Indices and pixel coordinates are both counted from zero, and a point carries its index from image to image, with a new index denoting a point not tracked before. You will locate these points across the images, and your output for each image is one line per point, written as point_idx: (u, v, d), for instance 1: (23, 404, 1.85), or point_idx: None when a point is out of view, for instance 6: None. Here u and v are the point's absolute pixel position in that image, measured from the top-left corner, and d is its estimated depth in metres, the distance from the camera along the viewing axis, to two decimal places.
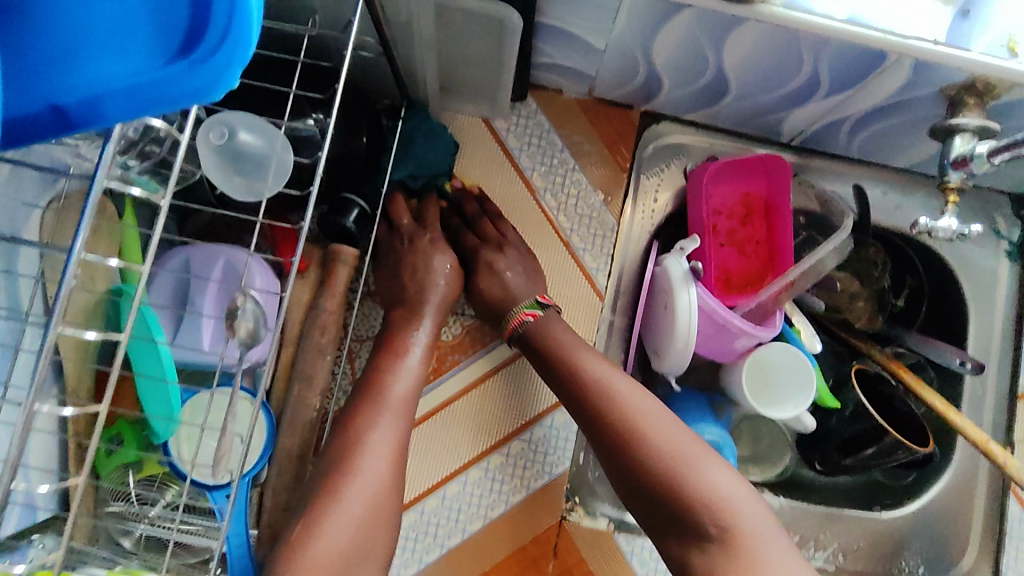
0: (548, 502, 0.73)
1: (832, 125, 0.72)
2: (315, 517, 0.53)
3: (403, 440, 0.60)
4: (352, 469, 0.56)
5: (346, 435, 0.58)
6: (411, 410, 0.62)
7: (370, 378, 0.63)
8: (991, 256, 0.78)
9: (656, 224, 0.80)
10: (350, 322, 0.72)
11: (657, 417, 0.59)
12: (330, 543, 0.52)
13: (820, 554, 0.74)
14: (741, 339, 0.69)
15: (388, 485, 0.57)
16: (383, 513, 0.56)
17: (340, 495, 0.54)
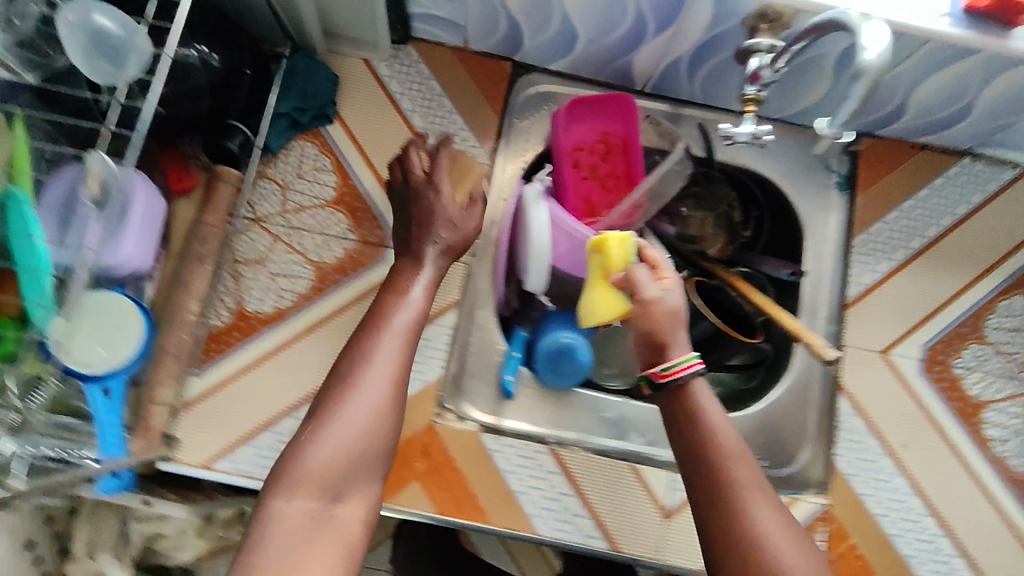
0: (420, 407, 0.79)
1: (670, 67, 0.80)
2: (321, 422, 0.55)
3: (404, 362, 0.60)
4: (353, 382, 0.57)
5: (359, 347, 0.59)
6: (413, 339, 0.62)
7: (374, 312, 0.64)
8: (823, 186, 0.87)
9: (528, 164, 0.87)
10: (236, 244, 0.79)
11: (746, 464, 0.55)
12: (330, 450, 0.53)
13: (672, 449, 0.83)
14: None
15: (387, 402, 0.57)
16: (384, 434, 0.56)
17: (341, 405, 0.55)
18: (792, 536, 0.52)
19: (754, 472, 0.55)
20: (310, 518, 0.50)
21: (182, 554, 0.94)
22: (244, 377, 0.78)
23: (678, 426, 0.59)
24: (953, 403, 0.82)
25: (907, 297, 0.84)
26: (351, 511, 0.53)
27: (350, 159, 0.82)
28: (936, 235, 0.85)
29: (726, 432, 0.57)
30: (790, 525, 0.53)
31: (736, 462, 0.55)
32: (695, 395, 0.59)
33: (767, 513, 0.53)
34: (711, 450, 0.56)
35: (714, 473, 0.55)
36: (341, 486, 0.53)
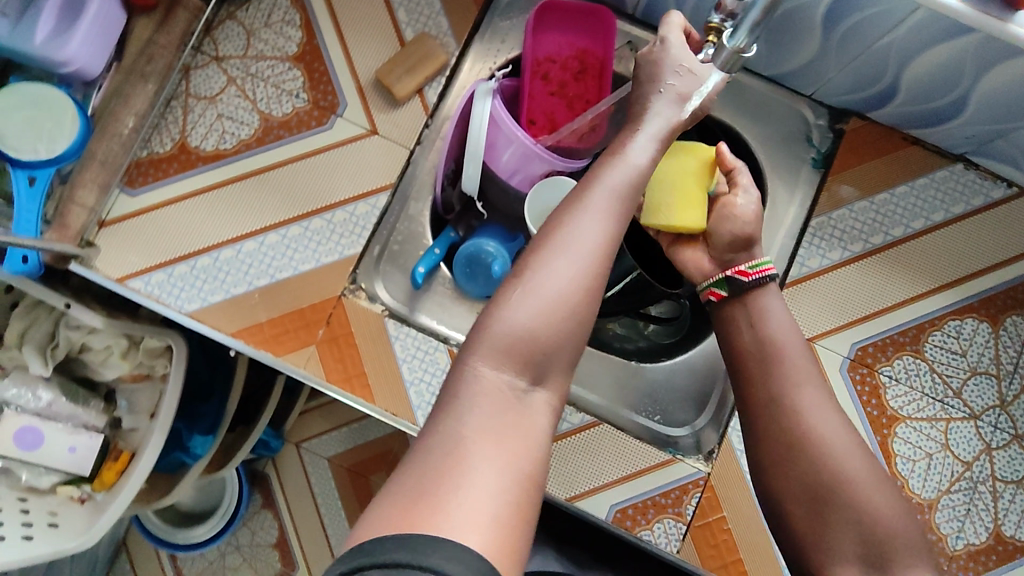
0: (332, 277, 0.78)
1: None
2: (521, 288, 0.50)
3: (616, 234, 0.54)
4: (547, 245, 0.52)
5: (548, 223, 0.54)
6: (617, 216, 0.55)
7: (586, 181, 0.57)
8: (799, 159, 0.84)
9: (498, 66, 0.84)
10: (191, 78, 0.79)
11: (798, 354, 0.64)
12: (527, 311, 0.49)
13: (586, 392, 0.81)
14: (539, 164, 0.79)
15: (595, 267, 0.51)
16: (593, 304, 0.51)
17: (548, 269, 0.50)
18: (839, 426, 0.60)
19: (808, 364, 0.63)
20: (508, 392, 0.48)
21: (107, 371, 0.97)
22: (172, 207, 0.78)
23: (753, 331, 0.65)
24: (868, 409, 0.77)
25: (851, 291, 0.79)
26: (547, 396, 0.50)
27: (319, 18, 0.81)
28: (902, 235, 0.79)
29: (792, 333, 0.65)
30: (830, 405, 0.61)
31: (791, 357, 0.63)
32: (761, 299, 0.67)
33: (809, 395, 0.61)
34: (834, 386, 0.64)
35: (763, 356, 0.64)
36: (546, 364, 0.49)
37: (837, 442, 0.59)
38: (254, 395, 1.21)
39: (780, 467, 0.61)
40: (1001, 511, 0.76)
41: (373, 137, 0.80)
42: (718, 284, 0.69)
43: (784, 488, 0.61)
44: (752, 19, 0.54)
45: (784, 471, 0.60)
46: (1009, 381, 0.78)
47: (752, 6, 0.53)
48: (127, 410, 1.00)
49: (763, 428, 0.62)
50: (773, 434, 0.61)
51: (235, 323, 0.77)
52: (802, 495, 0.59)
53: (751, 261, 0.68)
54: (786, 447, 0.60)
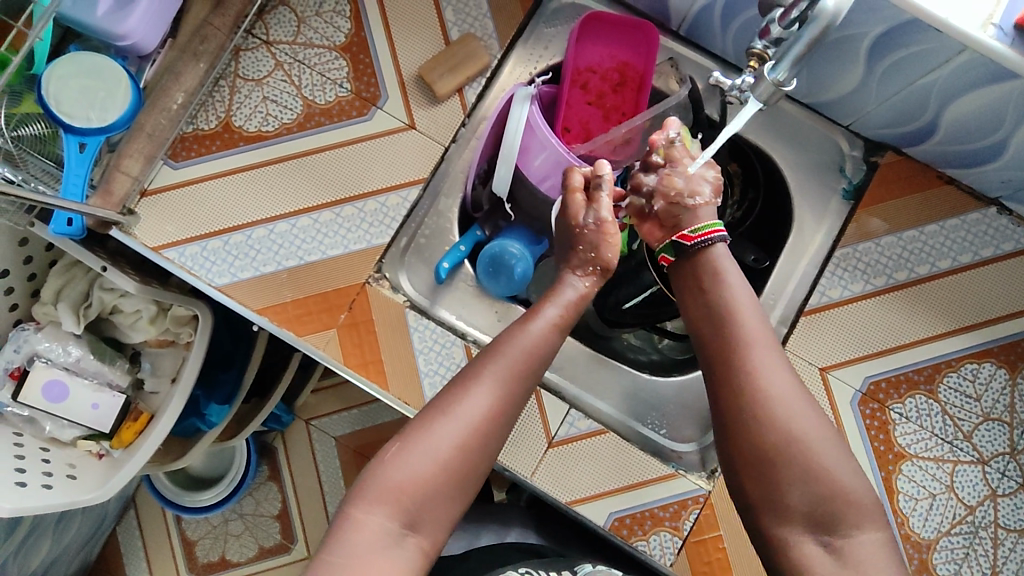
0: (358, 265, 0.80)
1: (705, 9, 0.77)
2: (405, 445, 0.56)
3: (505, 401, 0.59)
4: (445, 412, 0.58)
5: (449, 387, 0.60)
6: (516, 387, 0.60)
7: (496, 344, 0.62)
8: (828, 189, 0.84)
9: (539, 71, 0.86)
10: (241, 60, 0.82)
11: (753, 318, 0.62)
12: (411, 477, 0.55)
13: (596, 399, 0.82)
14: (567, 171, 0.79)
15: (477, 434, 0.57)
16: (467, 465, 0.57)
17: (432, 432, 0.56)
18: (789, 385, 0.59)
19: (766, 330, 0.61)
20: (384, 537, 0.53)
21: (135, 334, 1.00)
22: (213, 183, 0.80)
23: (709, 297, 0.64)
24: (875, 443, 0.77)
25: (870, 325, 0.79)
26: (420, 541, 0.55)
27: (367, 10, 0.83)
28: (926, 274, 0.79)
29: (752, 302, 0.63)
30: (784, 367, 0.60)
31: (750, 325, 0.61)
32: (713, 260, 0.66)
33: (765, 356, 0.60)
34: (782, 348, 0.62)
35: (719, 321, 0.62)
36: (420, 514, 0.55)
37: (790, 406, 0.57)
38: (271, 369, 1.24)
39: (736, 429, 0.58)
40: (999, 558, 0.76)
41: (410, 132, 0.82)
42: (666, 249, 0.70)
43: (739, 449, 0.58)
44: (797, 52, 0.54)
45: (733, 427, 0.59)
46: (1022, 430, 0.77)
47: (798, 40, 0.53)
48: (150, 373, 1.03)
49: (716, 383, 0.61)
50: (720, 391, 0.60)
51: (261, 301, 0.79)
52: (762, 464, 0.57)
53: (694, 226, 0.68)
54: (736, 405, 0.59)
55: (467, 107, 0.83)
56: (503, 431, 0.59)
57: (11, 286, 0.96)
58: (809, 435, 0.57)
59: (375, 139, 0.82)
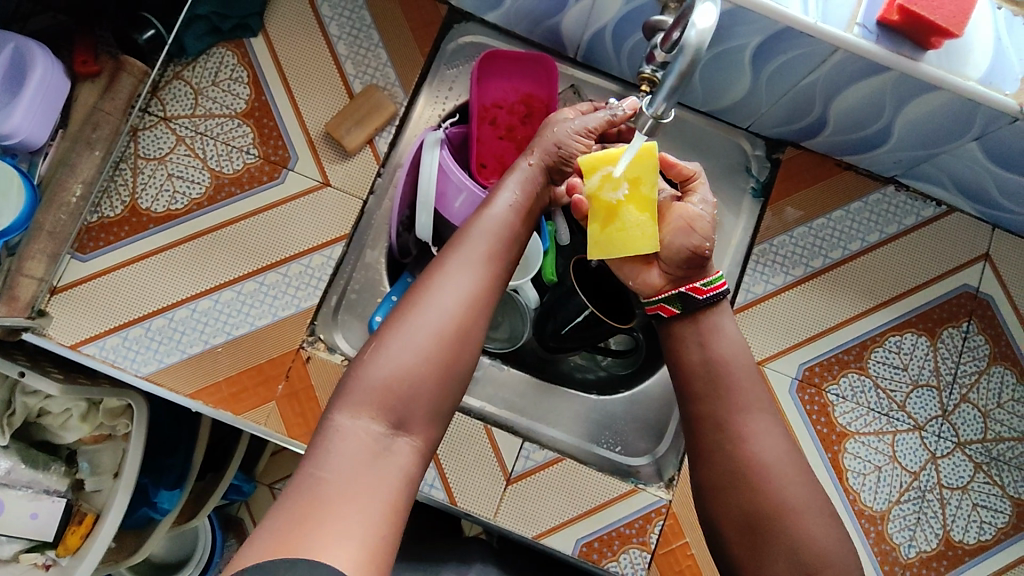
0: (290, 331, 0.79)
1: (596, 35, 0.79)
2: (384, 342, 0.56)
3: (480, 288, 0.59)
4: (420, 302, 0.57)
5: (421, 278, 0.60)
6: (489, 265, 0.61)
7: (458, 231, 0.63)
8: (738, 189, 0.87)
9: (447, 113, 0.87)
10: (139, 138, 0.79)
11: (749, 382, 0.64)
12: (395, 367, 0.55)
13: (546, 427, 0.82)
14: (461, 197, 0.79)
15: (456, 319, 0.57)
16: (450, 351, 0.56)
17: (409, 323, 0.56)
18: (778, 443, 0.63)
19: (760, 391, 0.65)
20: (371, 441, 0.52)
21: (68, 435, 0.95)
22: (127, 269, 0.78)
23: (701, 352, 0.65)
24: (818, 427, 0.80)
25: (797, 314, 0.82)
26: (412, 442, 0.54)
27: (266, 74, 0.82)
28: (840, 257, 0.83)
29: (748, 365, 0.65)
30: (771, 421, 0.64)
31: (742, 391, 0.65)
32: (712, 317, 0.66)
33: (759, 423, 0.63)
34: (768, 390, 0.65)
35: (713, 379, 0.64)
36: (410, 409, 0.54)
37: (780, 471, 0.61)
38: (223, 442, 1.20)
39: (735, 487, 0.61)
40: (948, 517, 0.79)
41: (326, 189, 0.81)
42: (671, 301, 0.66)
43: (724, 508, 0.62)
44: (671, 86, 0.53)
45: (717, 457, 0.63)
46: (950, 391, 0.82)
47: (668, 72, 0.53)
48: (89, 472, 0.98)
49: (709, 426, 0.64)
50: (708, 429, 0.64)
51: (192, 383, 0.77)
52: (739, 518, 0.61)
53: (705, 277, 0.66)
54: (719, 441, 0.63)
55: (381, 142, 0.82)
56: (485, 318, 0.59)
57: None
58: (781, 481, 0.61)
59: (291, 202, 0.81)
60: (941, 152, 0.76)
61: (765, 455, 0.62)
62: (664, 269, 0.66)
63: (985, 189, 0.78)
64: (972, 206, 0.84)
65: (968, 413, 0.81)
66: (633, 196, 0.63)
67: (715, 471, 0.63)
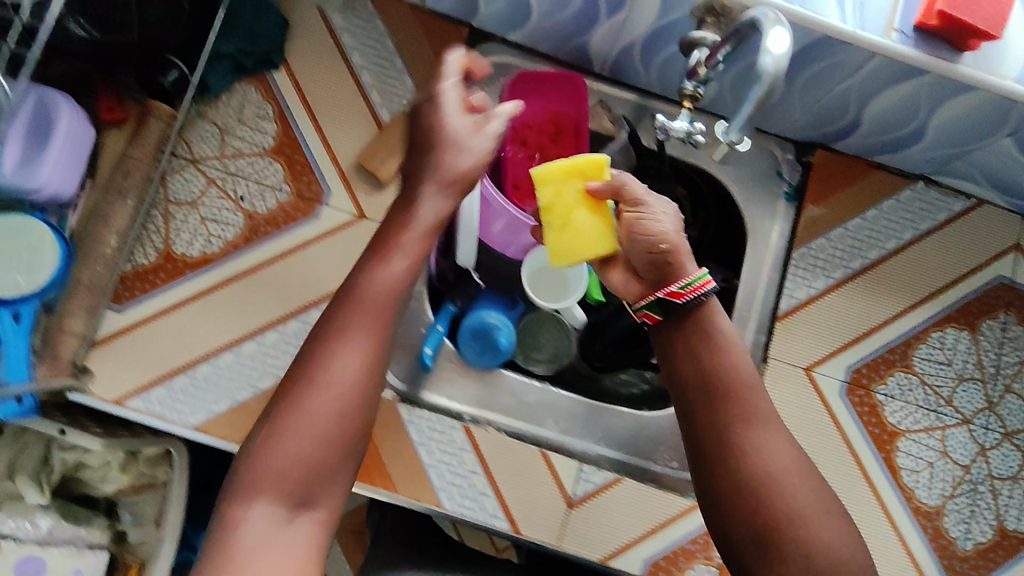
0: None
1: (624, 51, 0.78)
2: (279, 431, 0.50)
3: (376, 359, 0.53)
4: (315, 380, 0.51)
5: (315, 343, 0.53)
6: (390, 318, 0.54)
7: (347, 282, 0.55)
8: (772, 194, 0.86)
9: None
10: (169, 182, 0.78)
11: (763, 389, 0.59)
12: (298, 453, 0.50)
13: (589, 443, 0.81)
14: (502, 221, 0.79)
15: (352, 398, 0.51)
16: (346, 430, 0.52)
17: (296, 406, 0.50)
18: (791, 458, 0.57)
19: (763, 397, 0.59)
20: (269, 524, 0.49)
21: (107, 486, 0.93)
22: (167, 317, 0.76)
23: (698, 360, 0.60)
24: (870, 428, 0.81)
25: (839, 318, 0.83)
26: (314, 515, 0.51)
27: (292, 108, 0.81)
28: (878, 257, 0.84)
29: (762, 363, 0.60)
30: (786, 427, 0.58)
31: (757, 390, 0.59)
32: (705, 317, 0.60)
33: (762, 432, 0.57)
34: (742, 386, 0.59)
35: (714, 388, 0.58)
36: (315, 491, 0.50)
37: (784, 482, 0.55)
38: None
39: (738, 496, 0.56)
40: (1002, 508, 0.80)
41: (362, 223, 0.80)
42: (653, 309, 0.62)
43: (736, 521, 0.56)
44: (748, 112, 0.53)
45: (718, 461, 0.57)
46: (994, 382, 0.83)
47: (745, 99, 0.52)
48: (131, 523, 0.96)
49: (711, 434, 0.58)
50: (714, 434, 0.58)
51: (244, 431, 0.75)
52: (751, 534, 0.55)
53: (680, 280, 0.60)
54: (730, 452, 0.57)
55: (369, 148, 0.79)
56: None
57: None
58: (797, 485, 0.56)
59: (328, 238, 0.79)
60: (974, 149, 0.77)
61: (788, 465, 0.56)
62: (628, 271, 0.66)
63: (1019, 182, 0.79)
64: (1002, 198, 0.85)
65: (1013, 403, 0.82)
66: (583, 200, 0.65)
67: (711, 455, 0.58)
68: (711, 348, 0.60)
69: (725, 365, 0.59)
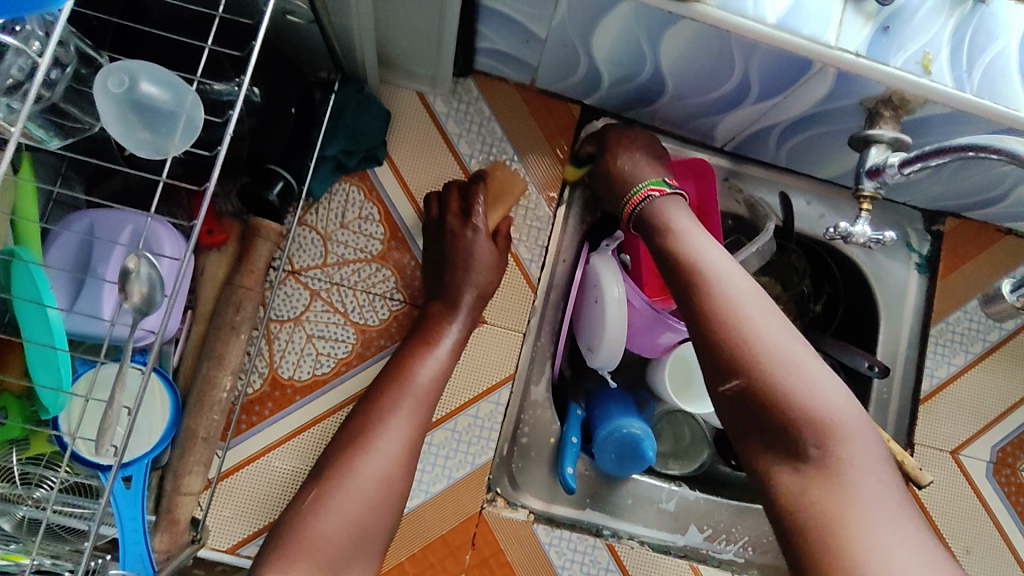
0: (470, 492, 0.71)
1: (760, 131, 0.73)
2: (327, 492, 0.56)
3: (416, 431, 0.61)
4: (369, 446, 0.58)
5: (368, 412, 0.61)
6: (432, 398, 0.64)
7: (398, 364, 0.65)
8: (902, 266, 0.82)
9: (588, 224, 0.79)
10: (270, 301, 0.70)
11: (832, 382, 0.49)
12: (337, 521, 0.54)
13: (732, 548, 0.76)
14: (659, 330, 0.73)
15: (398, 469, 0.59)
16: (387, 496, 0.57)
17: (354, 471, 0.57)
18: (852, 419, 0.48)
19: (823, 371, 0.49)
20: None
21: None
22: (281, 450, 0.69)
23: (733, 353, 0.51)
24: (1019, 510, 0.78)
25: (980, 395, 0.79)
26: None
27: (399, 207, 0.74)
28: (1015, 329, 0.81)
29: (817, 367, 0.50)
30: (846, 395, 0.49)
31: (855, 434, 0.47)
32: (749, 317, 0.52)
33: (834, 399, 0.48)
34: (810, 380, 0.49)
35: (769, 375, 0.49)
36: (341, 561, 0.54)
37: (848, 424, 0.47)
38: None
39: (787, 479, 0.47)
40: None
41: (483, 328, 0.74)
42: None
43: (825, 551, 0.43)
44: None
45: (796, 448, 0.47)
46: None
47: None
48: None
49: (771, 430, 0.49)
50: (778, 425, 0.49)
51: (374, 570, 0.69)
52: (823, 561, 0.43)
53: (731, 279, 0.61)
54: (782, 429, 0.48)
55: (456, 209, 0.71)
56: (790, 347, 0.50)
57: None
58: (855, 459, 0.46)
59: None
60: None
61: (839, 433, 0.47)
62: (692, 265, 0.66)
63: None
64: None
65: None
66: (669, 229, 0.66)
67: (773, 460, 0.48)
68: (842, 398, 0.48)
69: (804, 401, 0.48)
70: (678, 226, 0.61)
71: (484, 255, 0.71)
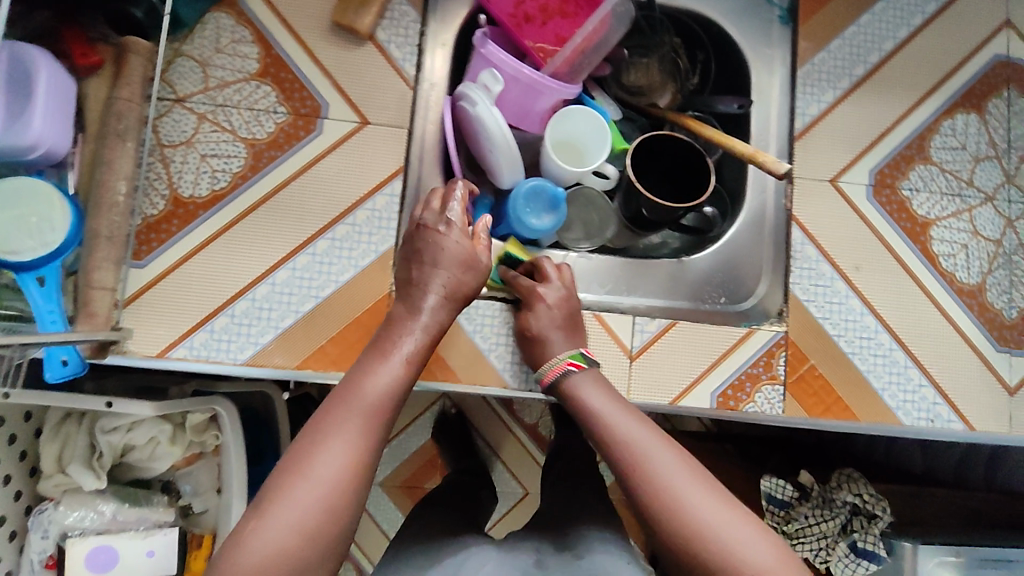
0: (380, 275, 0.76)
1: None
2: (261, 521, 0.54)
3: (362, 448, 0.58)
4: (298, 474, 0.56)
5: (305, 437, 0.58)
6: (383, 410, 0.61)
7: (349, 378, 0.62)
8: (764, 21, 0.86)
9: (457, 27, 0.84)
10: (160, 127, 0.75)
11: (735, 509, 0.58)
12: (283, 530, 0.53)
13: (633, 297, 0.82)
14: (543, 98, 0.79)
15: (338, 493, 0.56)
16: (336, 518, 0.55)
17: (285, 503, 0.54)
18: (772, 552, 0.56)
19: (729, 508, 0.58)
20: None
21: (158, 464, 0.90)
22: (192, 261, 0.74)
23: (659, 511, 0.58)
24: (902, 224, 0.82)
25: (853, 126, 0.83)
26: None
27: (268, 26, 0.77)
28: (878, 60, 0.84)
29: (724, 507, 0.58)
30: (759, 529, 0.57)
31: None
32: (669, 463, 0.60)
33: (757, 541, 0.56)
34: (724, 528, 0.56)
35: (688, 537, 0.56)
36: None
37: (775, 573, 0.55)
38: None
39: None
40: None
41: (367, 128, 0.78)
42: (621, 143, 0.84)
43: None
44: None
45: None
46: (1008, 157, 0.85)
47: None
48: (192, 493, 0.95)
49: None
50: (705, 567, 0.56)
51: (299, 354, 0.74)
52: None
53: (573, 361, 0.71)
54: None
55: (437, 207, 0.74)
56: (770, 565, 0.55)
57: (7, 475, 0.84)
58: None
59: (336, 148, 0.77)
60: None
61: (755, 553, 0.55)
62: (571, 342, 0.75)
63: None
64: None
65: None
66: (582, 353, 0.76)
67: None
68: None
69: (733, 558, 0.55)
70: (595, 399, 0.67)
71: (455, 249, 0.72)
